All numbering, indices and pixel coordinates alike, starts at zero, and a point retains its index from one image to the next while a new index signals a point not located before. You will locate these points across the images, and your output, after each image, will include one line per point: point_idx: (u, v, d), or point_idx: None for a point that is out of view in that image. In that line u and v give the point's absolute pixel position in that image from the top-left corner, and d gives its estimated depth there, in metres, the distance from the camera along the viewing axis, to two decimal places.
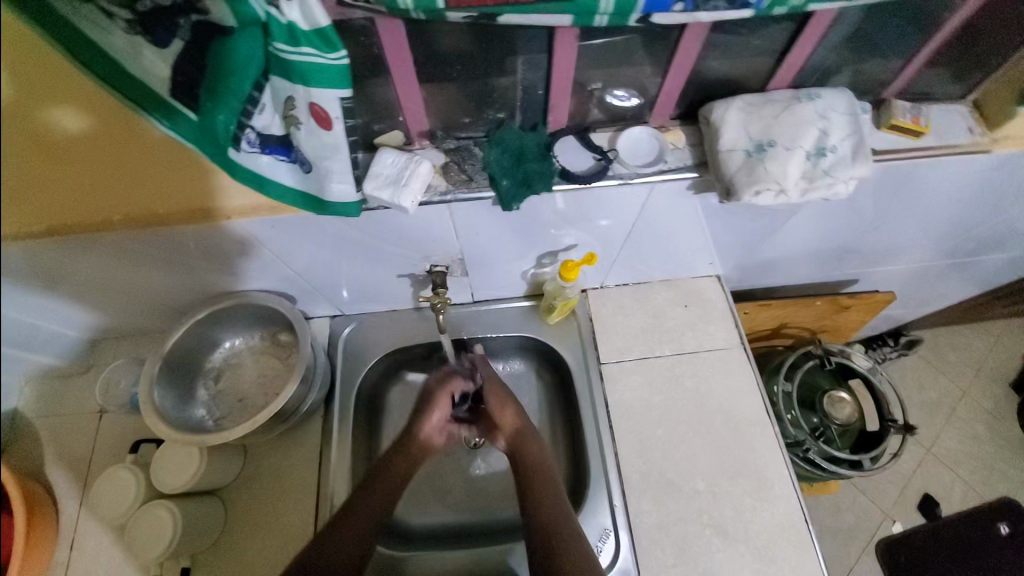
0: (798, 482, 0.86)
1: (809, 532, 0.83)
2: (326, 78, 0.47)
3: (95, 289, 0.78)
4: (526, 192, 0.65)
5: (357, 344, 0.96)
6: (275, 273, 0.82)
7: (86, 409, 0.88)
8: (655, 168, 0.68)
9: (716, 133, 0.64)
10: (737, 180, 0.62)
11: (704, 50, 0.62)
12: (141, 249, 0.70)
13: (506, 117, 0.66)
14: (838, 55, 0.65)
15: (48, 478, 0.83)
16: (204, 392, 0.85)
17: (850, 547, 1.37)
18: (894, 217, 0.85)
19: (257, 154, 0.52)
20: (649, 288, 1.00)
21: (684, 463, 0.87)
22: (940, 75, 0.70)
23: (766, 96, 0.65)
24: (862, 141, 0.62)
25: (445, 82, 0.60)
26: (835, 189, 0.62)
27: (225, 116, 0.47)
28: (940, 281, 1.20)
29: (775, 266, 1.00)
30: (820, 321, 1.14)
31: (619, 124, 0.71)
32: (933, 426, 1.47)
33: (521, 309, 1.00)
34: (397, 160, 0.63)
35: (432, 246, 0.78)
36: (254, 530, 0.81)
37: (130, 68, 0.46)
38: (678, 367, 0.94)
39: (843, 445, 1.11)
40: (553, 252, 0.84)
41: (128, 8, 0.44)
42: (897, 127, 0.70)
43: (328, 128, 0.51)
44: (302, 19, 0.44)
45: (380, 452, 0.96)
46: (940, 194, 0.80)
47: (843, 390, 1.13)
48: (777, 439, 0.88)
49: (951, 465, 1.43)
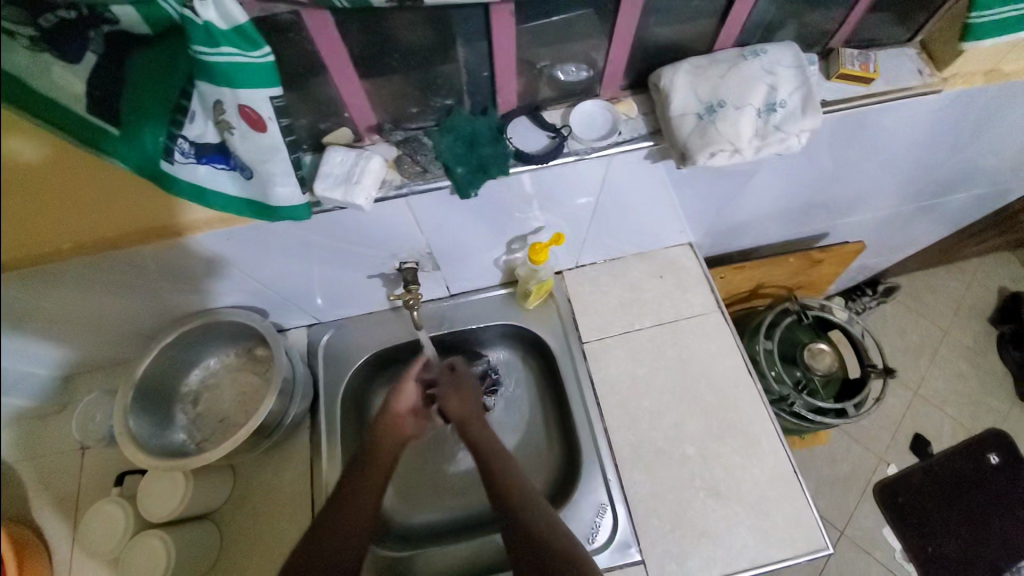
0: (785, 436, 0.87)
1: (799, 482, 0.85)
2: (253, 78, 0.46)
3: (57, 323, 0.75)
4: (482, 177, 0.64)
5: (337, 351, 0.95)
6: (242, 287, 0.80)
7: (66, 447, 0.86)
8: (609, 140, 0.67)
9: (667, 99, 0.64)
10: (690, 144, 0.62)
11: (646, 16, 0.61)
12: (101, 276, 0.68)
13: (454, 104, 0.65)
14: (781, 9, 0.64)
15: (33, 521, 0.81)
16: (183, 416, 0.84)
17: (848, 494, 1.37)
18: (853, 167, 0.86)
19: (193, 164, 0.51)
20: (625, 263, 1.00)
21: (673, 430, 0.88)
22: (883, 19, 0.70)
23: (713, 57, 0.65)
24: (810, 93, 0.62)
25: (387, 74, 0.58)
26: (787, 143, 0.63)
27: (152, 127, 0.47)
28: (909, 226, 1.23)
29: (745, 228, 1.01)
30: (796, 277, 1.16)
31: (571, 100, 0.70)
32: (917, 368, 1.50)
33: (498, 298, 1.00)
34: (347, 158, 0.62)
35: (398, 243, 0.77)
36: (251, 548, 0.80)
37: (42, 89, 0.44)
38: (660, 338, 0.94)
39: (827, 396, 1.13)
40: (522, 236, 0.84)
41: (31, 24, 0.42)
42: (847, 76, 0.70)
43: (263, 130, 0.50)
44: (220, 19, 0.43)
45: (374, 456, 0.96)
46: (895, 139, 0.81)
47: (823, 342, 1.15)
48: (761, 396, 0.90)
49: (938, 405, 1.46)
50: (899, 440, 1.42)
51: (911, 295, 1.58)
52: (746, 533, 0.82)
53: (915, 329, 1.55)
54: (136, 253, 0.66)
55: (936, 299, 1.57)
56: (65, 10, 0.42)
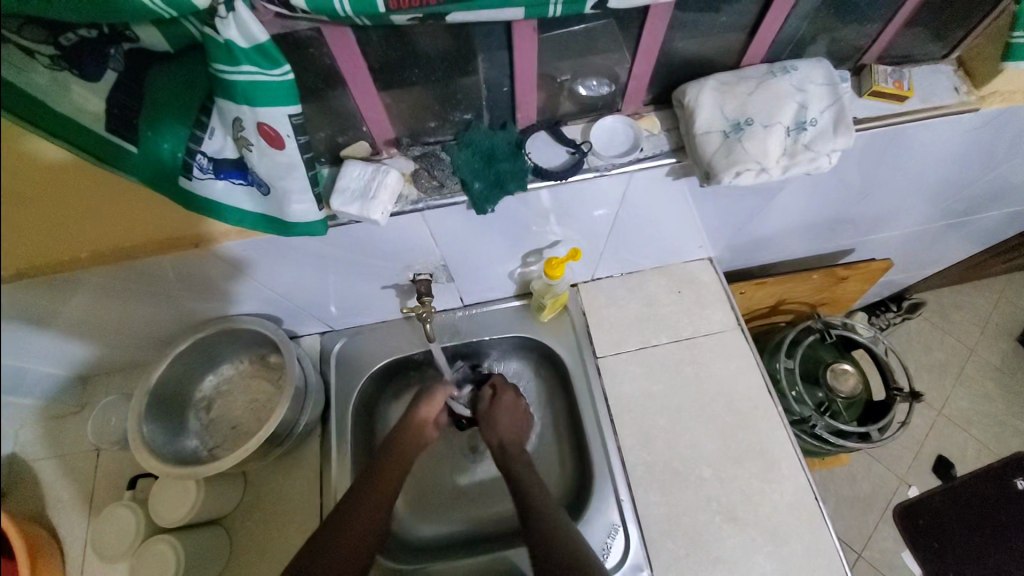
0: (805, 459, 0.84)
1: (820, 507, 0.82)
2: (272, 97, 0.45)
3: (82, 328, 0.77)
4: (499, 193, 0.63)
5: (348, 359, 0.94)
6: (258, 296, 0.80)
7: (83, 449, 0.87)
8: (631, 156, 0.66)
9: (692, 115, 0.62)
10: (715, 163, 0.60)
11: (671, 31, 0.59)
12: (123, 283, 0.68)
13: (473, 118, 0.64)
14: (813, 25, 0.62)
15: (50, 522, 0.82)
16: (196, 423, 0.84)
17: (869, 516, 1.33)
18: (884, 183, 0.83)
19: (211, 180, 0.51)
20: (641, 276, 0.98)
21: (689, 450, 0.86)
22: (920, 36, 0.67)
23: (740, 74, 0.63)
24: (843, 111, 0.60)
25: (407, 87, 0.58)
26: (817, 163, 0.60)
27: (170, 143, 0.48)
28: (938, 243, 1.18)
29: (769, 242, 0.98)
30: (819, 293, 1.13)
31: (591, 114, 0.69)
32: (943, 388, 1.44)
33: (512, 309, 0.98)
34: (364, 172, 0.61)
35: (411, 254, 0.76)
36: (259, 556, 0.80)
37: (61, 109, 0.45)
38: (676, 354, 0.92)
39: (849, 418, 1.10)
40: (537, 250, 0.83)
41: (52, 43, 0.42)
42: (880, 93, 0.68)
43: (280, 148, 0.49)
44: (241, 37, 0.42)
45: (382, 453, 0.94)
46: (928, 155, 0.77)
47: (846, 362, 1.11)
48: (780, 418, 0.87)
49: (964, 426, 1.40)
50: (923, 461, 1.37)
51: (938, 311, 1.52)
52: (764, 560, 0.79)
53: (942, 347, 1.49)
54: (153, 262, 0.65)
55: (964, 316, 1.51)
56: (85, 29, 0.42)
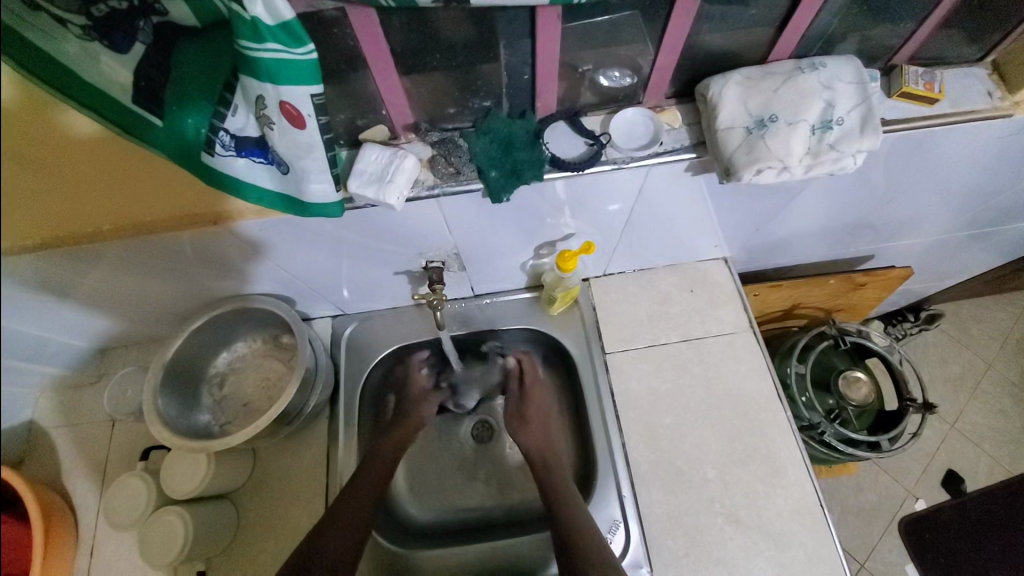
0: (812, 466, 0.84)
1: (825, 515, 0.81)
2: (297, 74, 0.46)
3: (102, 300, 0.78)
4: (516, 182, 0.63)
5: (359, 342, 0.95)
6: (273, 276, 0.81)
7: (99, 419, 0.89)
8: (650, 150, 0.65)
9: (714, 110, 0.61)
10: (735, 159, 0.59)
11: (698, 24, 0.58)
12: (142, 257, 0.69)
13: (492, 105, 0.64)
14: (844, 22, 0.61)
15: (65, 489, 0.85)
16: (208, 398, 0.86)
17: (874, 526, 1.31)
18: (909, 189, 0.81)
19: (233, 157, 0.52)
20: (653, 274, 0.97)
21: (694, 450, 0.85)
22: (952, 38, 0.65)
23: (766, 69, 0.62)
24: (871, 112, 0.59)
25: (428, 72, 0.58)
26: (841, 164, 0.59)
27: (194, 119, 0.48)
28: (960, 253, 1.15)
29: (786, 244, 0.96)
30: (835, 299, 1.11)
31: (611, 106, 0.68)
32: (958, 401, 1.41)
33: (522, 301, 0.99)
34: (382, 155, 0.61)
35: (425, 241, 0.77)
36: (264, 532, 0.82)
37: (89, 78, 0.45)
38: (686, 353, 0.91)
39: (860, 427, 1.08)
40: (550, 242, 0.82)
41: (83, 14, 0.42)
42: (910, 95, 0.66)
43: (302, 127, 0.50)
44: (267, 14, 0.42)
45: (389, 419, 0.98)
46: (957, 162, 0.75)
47: (859, 370, 1.10)
48: (789, 421, 0.86)
49: (976, 441, 1.38)
50: (932, 474, 1.35)
51: (956, 323, 1.49)
52: (765, 564, 0.79)
53: (958, 360, 1.46)
54: (172, 237, 0.66)
55: (983, 330, 1.48)
56: (115, 1, 0.42)
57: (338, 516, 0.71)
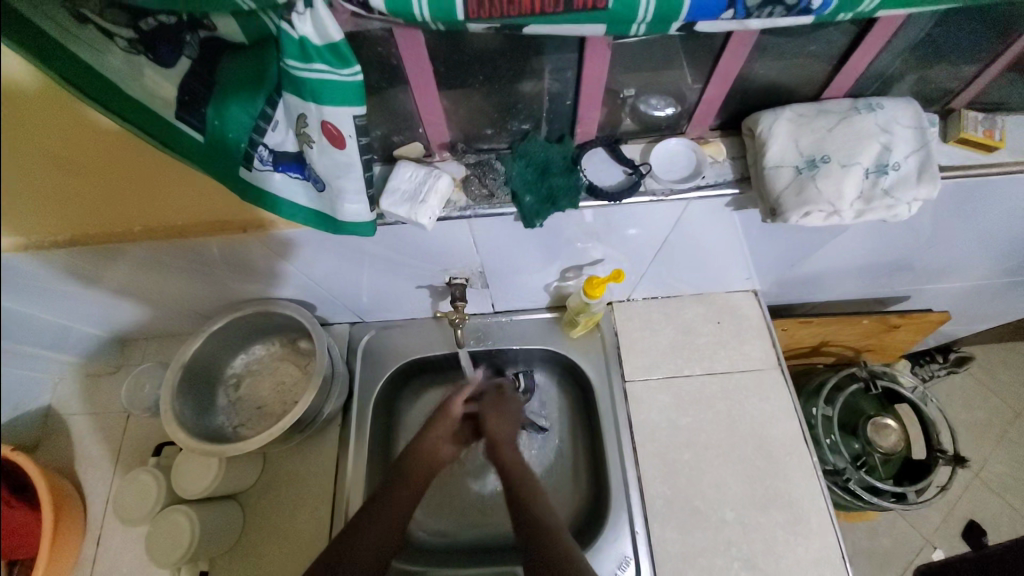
0: (837, 516, 0.80)
1: (847, 569, 0.77)
2: (337, 96, 0.45)
3: (129, 292, 0.79)
4: (549, 208, 0.61)
5: (376, 350, 0.94)
6: (296, 282, 0.80)
7: (114, 410, 0.90)
8: (691, 183, 0.63)
9: (763, 147, 0.58)
10: (783, 199, 0.56)
11: (751, 56, 0.56)
12: (169, 259, 0.71)
13: (531, 128, 0.63)
14: (904, 63, 0.58)
15: (76, 478, 0.85)
16: (223, 399, 0.86)
17: (889, 572, 1.24)
18: (954, 233, 0.77)
19: (270, 171, 0.52)
20: (677, 301, 0.95)
21: (713, 491, 0.82)
22: (1016, 84, 0.62)
23: (819, 106, 0.59)
24: (930, 159, 0.56)
25: (468, 91, 0.57)
26: (895, 211, 0.56)
27: (235, 134, 0.48)
28: (1002, 298, 1.10)
29: (820, 280, 0.93)
30: (865, 338, 1.06)
31: (652, 135, 0.67)
32: (984, 450, 1.35)
33: (543, 321, 0.97)
34: (416, 175, 0.61)
35: (451, 258, 0.76)
36: (269, 536, 0.81)
37: (132, 91, 0.46)
38: (708, 388, 0.88)
39: (886, 475, 1.03)
40: (577, 266, 0.80)
41: (131, 27, 0.42)
42: (966, 141, 0.63)
43: (342, 147, 0.49)
44: (315, 34, 0.42)
45: (397, 431, 0.96)
46: (1008, 210, 0.72)
47: (889, 417, 1.05)
48: (815, 466, 0.83)
49: (1000, 492, 1.31)
50: (951, 523, 1.28)
51: (986, 368, 1.43)
52: None
53: (986, 407, 1.40)
54: (201, 242, 0.67)
55: (1015, 376, 1.41)
56: (164, 15, 0.42)
57: (362, 538, 0.69)
